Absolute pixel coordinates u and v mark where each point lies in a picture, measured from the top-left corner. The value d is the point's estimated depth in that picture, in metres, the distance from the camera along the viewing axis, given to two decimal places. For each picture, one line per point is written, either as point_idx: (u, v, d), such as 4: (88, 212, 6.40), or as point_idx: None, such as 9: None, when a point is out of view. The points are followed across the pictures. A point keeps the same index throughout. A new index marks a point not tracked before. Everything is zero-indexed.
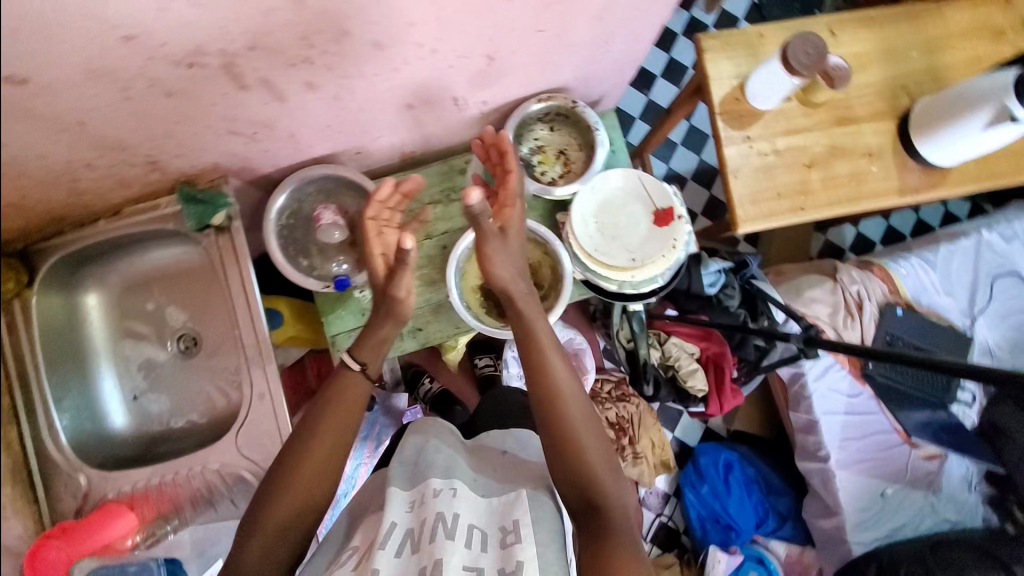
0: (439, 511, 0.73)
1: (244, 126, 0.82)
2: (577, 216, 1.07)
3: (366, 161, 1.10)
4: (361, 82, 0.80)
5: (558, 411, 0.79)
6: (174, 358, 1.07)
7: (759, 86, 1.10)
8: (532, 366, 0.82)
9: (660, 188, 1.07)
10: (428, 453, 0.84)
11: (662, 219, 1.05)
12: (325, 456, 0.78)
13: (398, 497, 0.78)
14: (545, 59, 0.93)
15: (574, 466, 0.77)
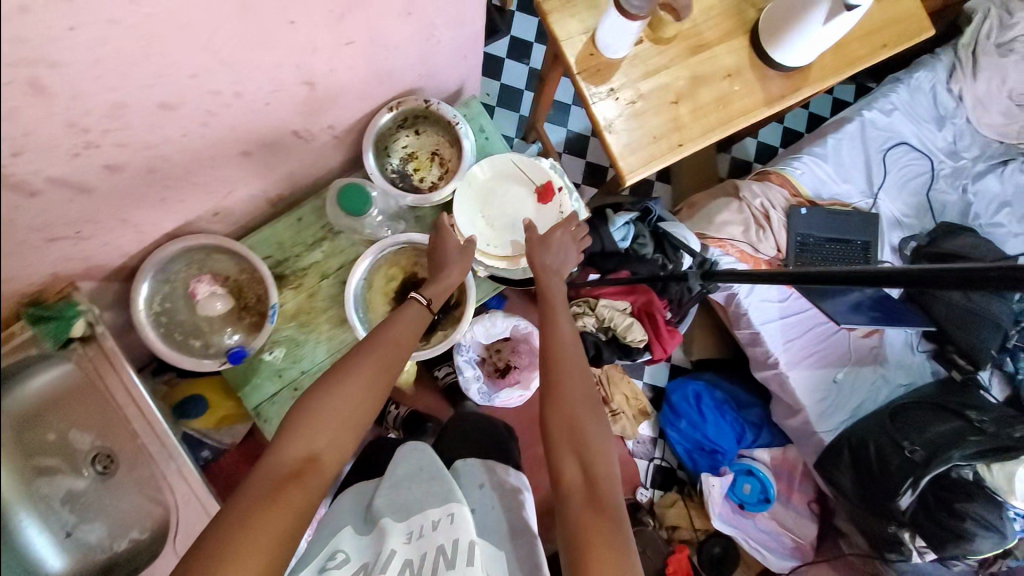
0: (440, 542, 0.74)
1: (61, 230, 0.74)
2: (462, 216, 1.07)
3: (231, 218, 1.03)
4: (171, 147, 0.74)
5: (559, 391, 0.83)
6: (95, 483, 0.93)
7: (606, 36, 1.07)
8: (547, 339, 0.89)
9: (534, 165, 1.10)
10: (416, 492, 0.87)
11: (546, 196, 1.09)
12: (362, 389, 0.79)
13: (394, 527, 0.79)
14: (373, 67, 0.88)
15: (572, 444, 0.79)
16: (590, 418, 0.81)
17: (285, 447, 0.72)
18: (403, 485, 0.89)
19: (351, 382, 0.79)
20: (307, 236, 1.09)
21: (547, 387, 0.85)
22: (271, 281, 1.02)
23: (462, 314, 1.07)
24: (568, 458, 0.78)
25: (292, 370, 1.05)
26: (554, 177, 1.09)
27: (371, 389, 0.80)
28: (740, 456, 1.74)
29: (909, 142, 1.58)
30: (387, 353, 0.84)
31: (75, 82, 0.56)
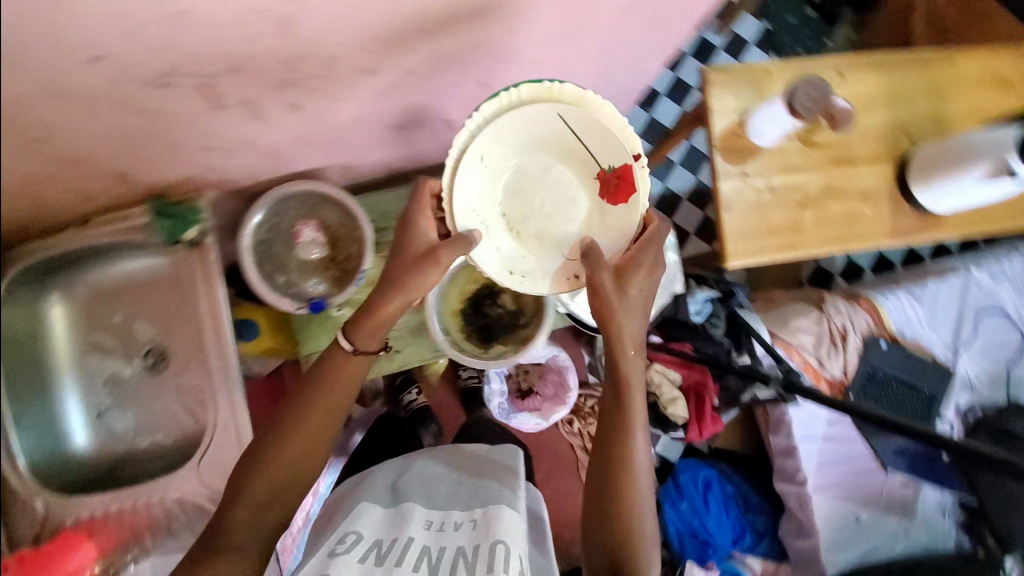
0: (459, 545, 0.82)
1: (222, 143, 0.77)
2: (485, 191, 0.81)
3: (353, 174, 1.06)
4: (349, 103, 0.77)
5: (611, 515, 0.71)
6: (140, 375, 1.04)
7: (761, 121, 1.06)
8: (612, 435, 0.73)
9: (603, 138, 0.76)
10: (442, 491, 0.97)
11: (612, 180, 0.78)
12: (311, 433, 0.73)
13: (416, 515, 0.89)
14: (544, 87, 0.90)
15: (611, 549, 0.70)
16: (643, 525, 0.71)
17: (238, 507, 0.69)
18: (427, 487, 0.99)
19: (302, 427, 0.72)
20: None
21: (604, 512, 0.72)
22: (371, 244, 1.01)
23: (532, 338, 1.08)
24: (598, 559, 0.71)
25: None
26: (624, 155, 0.75)
27: (325, 432, 0.74)
28: (731, 557, 1.67)
29: (1009, 312, 1.53)
30: (329, 400, 0.74)
31: (313, 29, 0.59)
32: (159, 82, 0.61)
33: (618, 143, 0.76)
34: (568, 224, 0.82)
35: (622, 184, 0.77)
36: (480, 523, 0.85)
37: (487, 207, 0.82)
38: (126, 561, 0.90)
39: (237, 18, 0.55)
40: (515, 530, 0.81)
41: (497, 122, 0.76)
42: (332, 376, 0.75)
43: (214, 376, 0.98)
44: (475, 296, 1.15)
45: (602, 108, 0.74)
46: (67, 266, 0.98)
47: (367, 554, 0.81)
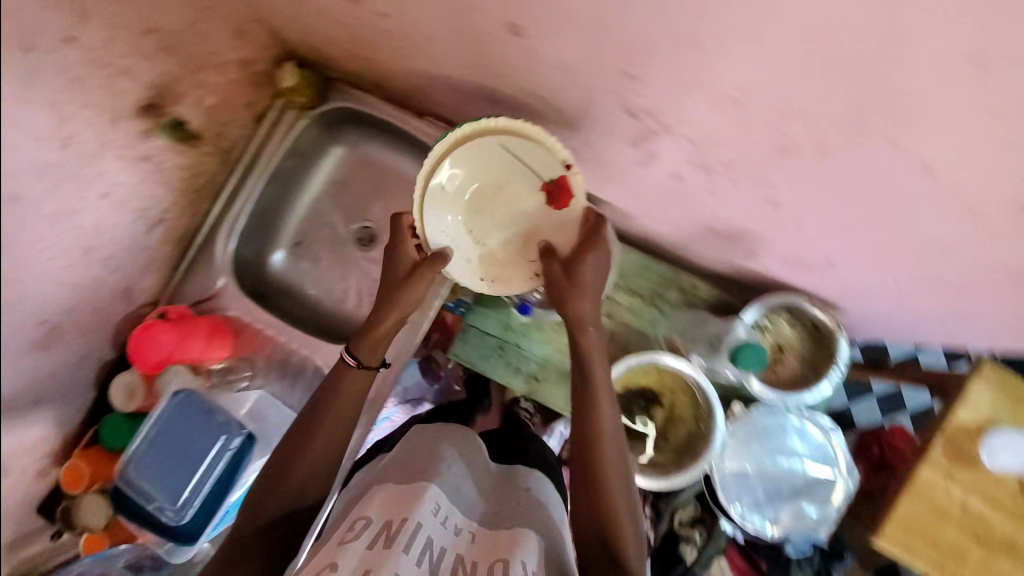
0: (456, 553, 0.66)
1: (594, 152, 0.82)
2: (450, 211, 0.89)
3: (623, 222, 1.10)
4: (714, 201, 0.79)
5: (600, 490, 0.72)
6: (347, 241, 1.11)
7: (1003, 444, 1.01)
8: (578, 426, 0.76)
9: (537, 155, 0.84)
10: (453, 476, 0.77)
11: (553, 187, 0.85)
12: (336, 424, 0.79)
13: (429, 495, 0.69)
14: (852, 291, 0.90)
15: (593, 504, 0.72)
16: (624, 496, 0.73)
17: (263, 507, 0.72)
18: (439, 457, 0.78)
19: (319, 428, 0.77)
20: (637, 283, 1.13)
21: (585, 482, 0.74)
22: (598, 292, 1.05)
23: (666, 470, 0.98)
24: (584, 513, 0.73)
25: (512, 338, 1.13)
26: (555, 164, 0.83)
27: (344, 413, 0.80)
28: None
29: None
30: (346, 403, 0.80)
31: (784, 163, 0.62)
32: (631, 110, 0.66)
33: (545, 153, 0.82)
34: (528, 225, 0.89)
35: (561, 190, 0.84)
36: (482, 536, 0.69)
37: (458, 227, 0.90)
38: (242, 373, 0.98)
39: (748, 127, 0.59)
40: (530, 545, 0.66)
41: (454, 154, 0.86)
42: (337, 386, 0.81)
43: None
44: (636, 389, 1.06)
45: (532, 129, 0.80)
46: (365, 125, 1.07)
47: (375, 539, 0.62)
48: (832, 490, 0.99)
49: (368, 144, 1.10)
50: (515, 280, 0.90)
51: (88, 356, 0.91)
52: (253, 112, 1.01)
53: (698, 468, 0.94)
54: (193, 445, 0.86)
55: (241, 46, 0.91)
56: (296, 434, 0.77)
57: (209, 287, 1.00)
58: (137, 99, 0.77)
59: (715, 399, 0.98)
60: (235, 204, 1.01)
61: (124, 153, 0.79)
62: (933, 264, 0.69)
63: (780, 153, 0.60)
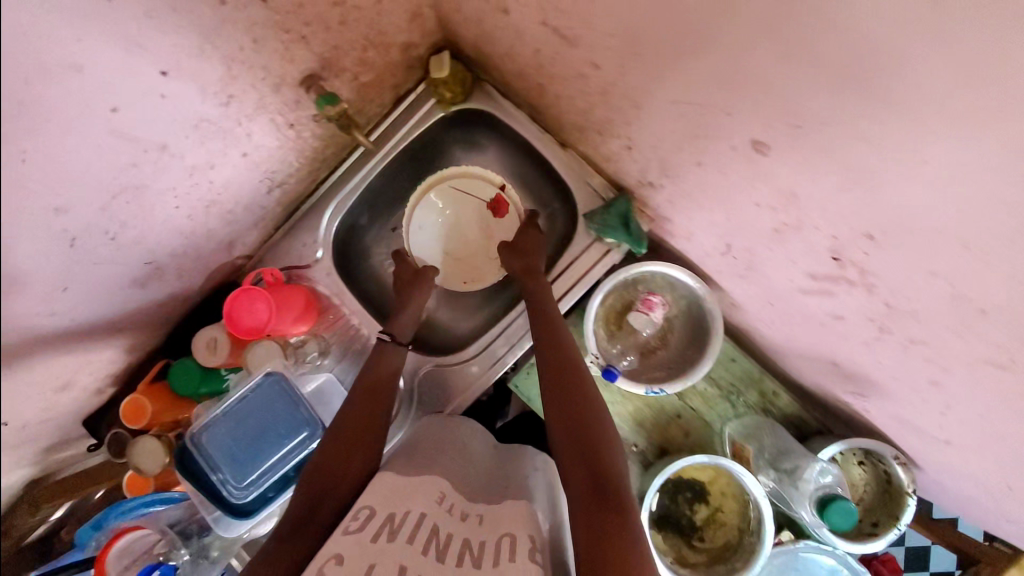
0: (462, 536, 0.64)
1: (752, 257, 0.77)
2: (425, 238, 1.04)
3: (729, 309, 1.05)
4: (860, 349, 0.75)
5: (604, 470, 0.68)
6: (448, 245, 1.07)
7: None
8: (571, 413, 0.74)
9: (480, 180, 1.02)
10: (451, 467, 0.79)
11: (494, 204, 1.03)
12: (357, 421, 0.77)
13: (429, 481, 0.72)
14: (952, 469, 0.86)
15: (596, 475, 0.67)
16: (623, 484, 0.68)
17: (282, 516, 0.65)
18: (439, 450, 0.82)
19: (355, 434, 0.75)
20: (718, 371, 1.11)
21: (587, 460, 0.69)
22: (688, 380, 0.99)
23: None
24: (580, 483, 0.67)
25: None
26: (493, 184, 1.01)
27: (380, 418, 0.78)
28: None
29: None
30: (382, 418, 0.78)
31: (979, 367, 0.57)
32: (836, 255, 0.61)
33: (486, 177, 1.01)
34: (487, 229, 1.05)
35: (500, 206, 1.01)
36: (489, 518, 0.68)
37: (433, 250, 1.05)
38: (315, 348, 0.95)
39: (965, 327, 0.54)
40: (528, 516, 0.67)
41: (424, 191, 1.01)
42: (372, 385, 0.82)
43: (507, 331, 0.99)
44: (687, 481, 1.06)
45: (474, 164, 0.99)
46: (503, 134, 1.01)
47: (378, 530, 0.61)
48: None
49: (499, 154, 1.05)
50: (485, 274, 1.06)
51: (179, 295, 0.90)
52: (396, 93, 0.96)
53: None
54: (273, 424, 0.81)
55: (415, 31, 0.85)
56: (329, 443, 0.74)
57: (306, 257, 0.98)
58: (305, 68, 0.73)
59: (766, 525, 0.96)
60: (353, 182, 0.98)
61: (275, 116, 0.75)
62: None
63: (989, 363, 0.55)
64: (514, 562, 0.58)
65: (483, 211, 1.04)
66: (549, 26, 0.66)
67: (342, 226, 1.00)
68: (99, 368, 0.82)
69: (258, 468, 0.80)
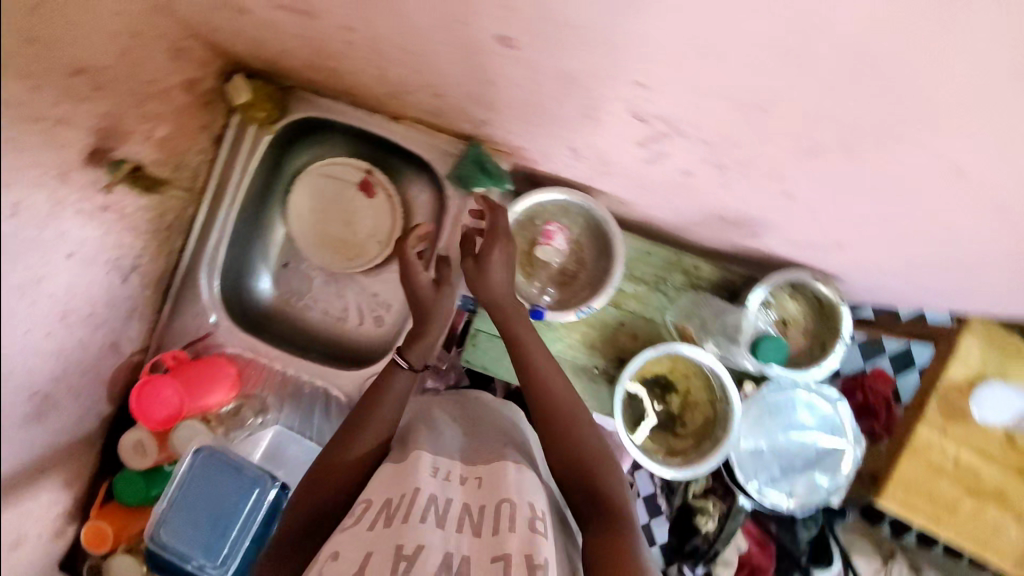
0: (464, 501, 0.69)
1: (593, 151, 0.77)
2: (307, 237, 1.03)
3: (619, 209, 1.07)
4: (721, 194, 0.76)
5: (570, 442, 0.78)
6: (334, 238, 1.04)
7: (989, 400, 1.09)
8: (533, 387, 0.82)
9: (344, 168, 1.02)
10: (448, 437, 0.85)
11: (363, 186, 1.03)
12: (349, 436, 0.81)
13: (420, 460, 0.75)
14: (859, 268, 0.90)
15: (564, 450, 0.78)
16: (596, 448, 0.79)
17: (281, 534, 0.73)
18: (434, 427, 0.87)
19: (348, 447, 0.79)
20: (638, 270, 1.13)
21: (550, 429, 0.79)
22: (608, 289, 1.01)
23: (689, 458, 1.03)
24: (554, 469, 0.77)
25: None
26: (357, 169, 1.02)
27: (375, 429, 0.82)
28: None
29: None
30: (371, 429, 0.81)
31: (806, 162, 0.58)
32: (640, 115, 0.60)
33: (348, 163, 1.02)
34: (364, 213, 1.04)
35: (368, 186, 1.03)
36: (491, 479, 0.73)
37: (315, 246, 1.03)
38: (254, 411, 0.96)
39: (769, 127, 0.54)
40: (523, 485, 0.71)
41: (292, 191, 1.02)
42: (367, 405, 0.84)
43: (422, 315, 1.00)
44: (650, 380, 1.10)
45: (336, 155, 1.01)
46: (336, 130, 0.99)
47: (376, 519, 0.66)
48: (841, 458, 1.04)
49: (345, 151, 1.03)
50: (367, 251, 1.04)
51: (88, 415, 0.87)
52: (210, 135, 0.91)
53: (720, 453, 1.00)
54: (225, 497, 0.79)
55: (187, 65, 0.80)
56: (323, 467, 0.78)
57: (203, 325, 0.96)
58: (82, 146, 0.69)
59: (728, 385, 1.03)
60: (212, 236, 0.94)
61: (80, 206, 0.72)
62: (948, 245, 0.68)
63: (807, 152, 0.56)
64: (513, 531, 0.62)
65: (356, 196, 1.03)
66: (285, 8, 0.62)
67: (222, 287, 0.98)
68: (42, 514, 0.80)
69: (228, 540, 0.78)
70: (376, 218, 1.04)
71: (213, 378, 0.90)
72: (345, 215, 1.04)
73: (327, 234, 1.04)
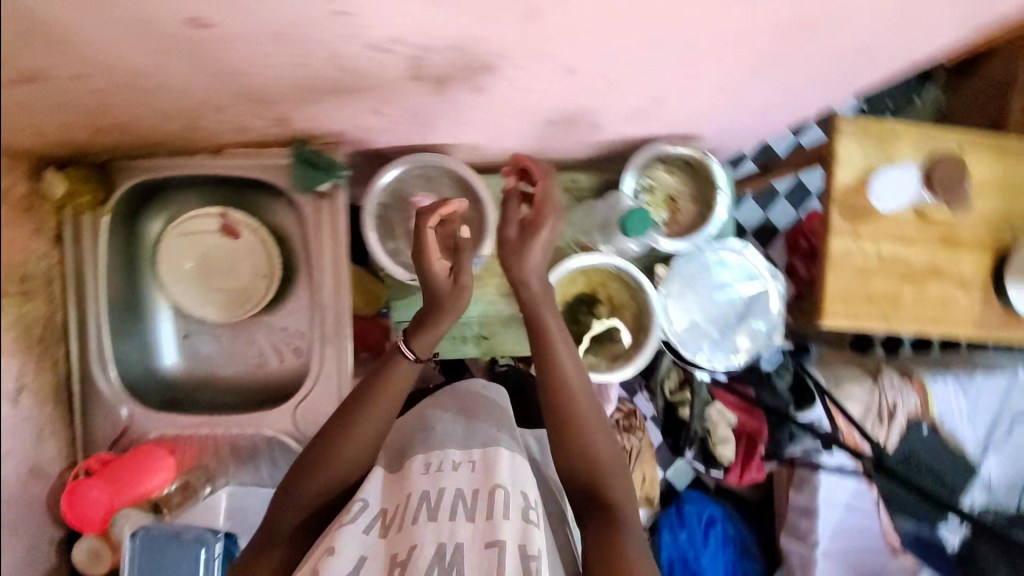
0: (458, 487, 0.74)
1: (391, 106, 0.76)
2: (191, 299, 1.02)
3: (476, 155, 1.07)
4: (526, 95, 0.77)
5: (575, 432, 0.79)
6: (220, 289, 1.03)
7: (884, 188, 1.09)
8: (544, 368, 0.80)
9: (200, 220, 1.01)
10: (440, 430, 0.89)
11: (226, 229, 1.02)
12: (355, 441, 0.80)
13: (416, 463, 0.80)
14: (697, 112, 0.91)
15: (573, 445, 0.79)
16: (598, 430, 0.80)
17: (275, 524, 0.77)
18: (428, 426, 0.91)
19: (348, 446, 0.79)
20: None
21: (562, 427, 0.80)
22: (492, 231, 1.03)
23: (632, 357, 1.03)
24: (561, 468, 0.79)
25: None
26: (212, 215, 1.01)
27: (380, 425, 0.81)
28: None
29: None
30: (370, 430, 0.80)
31: (545, 25, 0.59)
32: (379, 49, 0.60)
33: (202, 213, 1.01)
34: (236, 255, 1.03)
35: (229, 227, 1.02)
36: (489, 468, 0.77)
37: (202, 304, 1.02)
38: (203, 480, 0.95)
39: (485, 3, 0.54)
40: (517, 476, 0.76)
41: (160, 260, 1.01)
42: (373, 402, 0.80)
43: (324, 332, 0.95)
44: (573, 302, 1.09)
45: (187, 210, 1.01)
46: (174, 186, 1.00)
47: (372, 523, 0.73)
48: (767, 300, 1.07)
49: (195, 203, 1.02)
50: (254, 291, 1.02)
51: (38, 551, 0.86)
52: (50, 235, 0.87)
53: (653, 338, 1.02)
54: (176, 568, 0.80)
55: None
56: (326, 463, 0.78)
57: (119, 422, 0.94)
58: None
59: (638, 274, 1.04)
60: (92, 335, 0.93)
61: None
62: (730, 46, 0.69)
63: (532, 14, 0.56)
64: (507, 521, 0.68)
65: (223, 242, 1.02)
66: None
67: (123, 375, 0.97)
68: None
69: None
70: (251, 255, 1.03)
71: (145, 463, 0.88)
72: (220, 264, 1.03)
73: (210, 288, 1.03)
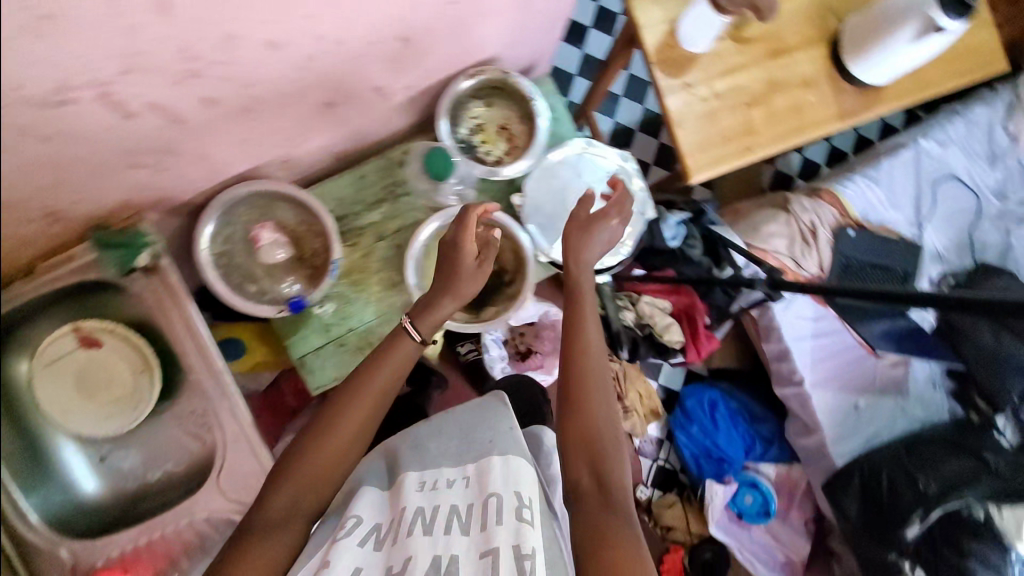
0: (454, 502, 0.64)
1: (142, 156, 0.74)
2: (84, 422, 0.97)
3: (297, 170, 1.05)
4: (266, 86, 0.75)
5: (585, 413, 0.67)
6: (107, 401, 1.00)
7: (690, 27, 1.04)
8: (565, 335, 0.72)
9: (58, 345, 0.95)
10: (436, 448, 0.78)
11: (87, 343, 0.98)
12: (355, 419, 0.69)
13: (410, 479, 0.70)
14: (461, 29, 0.90)
15: (580, 427, 0.67)
16: (606, 415, 0.68)
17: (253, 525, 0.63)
18: (419, 444, 0.80)
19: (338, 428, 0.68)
20: (367, 195, 1.07)
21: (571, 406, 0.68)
22: (334, 234, 1.01)
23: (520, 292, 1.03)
24: (580, 466, 0.65)
25: (339, 330, 1.04)
26: (66, 335, 0.96)
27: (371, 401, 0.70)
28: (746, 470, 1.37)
29: (958, 177, 1.39)
30: (363, 411, 0.70)
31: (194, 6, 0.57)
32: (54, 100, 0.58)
33: (56, 337, 0.95)
34: (109, 363, 0.99)
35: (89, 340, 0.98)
36: (496, 470, 0.67)
37: (102, 423, 0.98)
38: None
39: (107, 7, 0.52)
40: (516, 475, 0.66)
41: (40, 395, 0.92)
42: (369, 378, 0.71)
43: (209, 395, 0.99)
44: None
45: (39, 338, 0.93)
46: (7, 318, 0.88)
47: (368, 537, 0.63)
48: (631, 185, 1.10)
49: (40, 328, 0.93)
50: (140, 388, 1.01)
51: None
52: None
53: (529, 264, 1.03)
54: None
55: None
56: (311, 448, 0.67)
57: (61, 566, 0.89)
58: None
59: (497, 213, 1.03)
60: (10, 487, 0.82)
61: None
62: None
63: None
64: (501, 525, 0.59)
65: (89, 356, 0.98)
66: None
67: (43, 514, 0.88)
68: None
69: None
70: (123, 357, 1.00)
71: None
72: (96, 379, 0.99)
73: (98, 404, 0.99)
